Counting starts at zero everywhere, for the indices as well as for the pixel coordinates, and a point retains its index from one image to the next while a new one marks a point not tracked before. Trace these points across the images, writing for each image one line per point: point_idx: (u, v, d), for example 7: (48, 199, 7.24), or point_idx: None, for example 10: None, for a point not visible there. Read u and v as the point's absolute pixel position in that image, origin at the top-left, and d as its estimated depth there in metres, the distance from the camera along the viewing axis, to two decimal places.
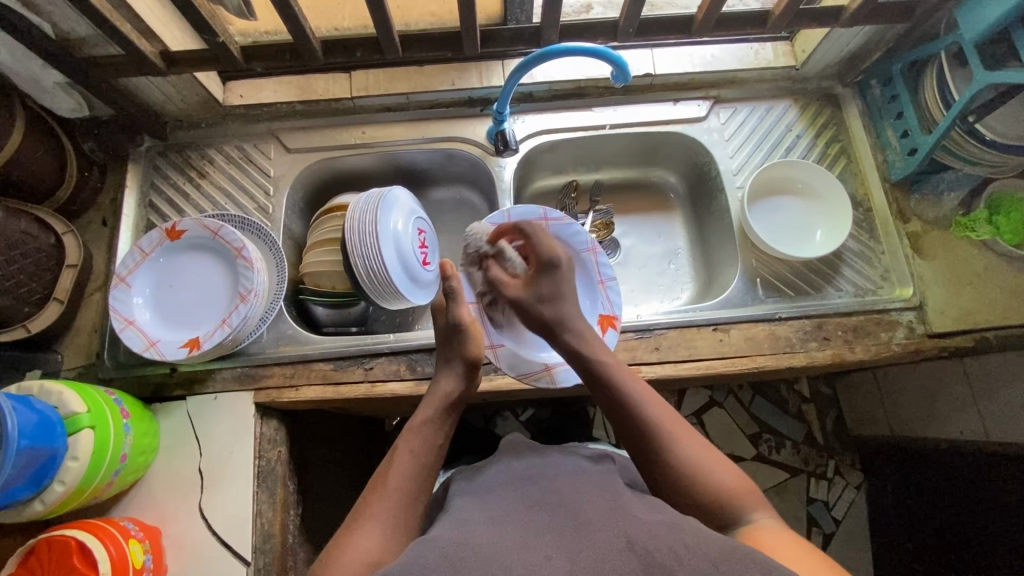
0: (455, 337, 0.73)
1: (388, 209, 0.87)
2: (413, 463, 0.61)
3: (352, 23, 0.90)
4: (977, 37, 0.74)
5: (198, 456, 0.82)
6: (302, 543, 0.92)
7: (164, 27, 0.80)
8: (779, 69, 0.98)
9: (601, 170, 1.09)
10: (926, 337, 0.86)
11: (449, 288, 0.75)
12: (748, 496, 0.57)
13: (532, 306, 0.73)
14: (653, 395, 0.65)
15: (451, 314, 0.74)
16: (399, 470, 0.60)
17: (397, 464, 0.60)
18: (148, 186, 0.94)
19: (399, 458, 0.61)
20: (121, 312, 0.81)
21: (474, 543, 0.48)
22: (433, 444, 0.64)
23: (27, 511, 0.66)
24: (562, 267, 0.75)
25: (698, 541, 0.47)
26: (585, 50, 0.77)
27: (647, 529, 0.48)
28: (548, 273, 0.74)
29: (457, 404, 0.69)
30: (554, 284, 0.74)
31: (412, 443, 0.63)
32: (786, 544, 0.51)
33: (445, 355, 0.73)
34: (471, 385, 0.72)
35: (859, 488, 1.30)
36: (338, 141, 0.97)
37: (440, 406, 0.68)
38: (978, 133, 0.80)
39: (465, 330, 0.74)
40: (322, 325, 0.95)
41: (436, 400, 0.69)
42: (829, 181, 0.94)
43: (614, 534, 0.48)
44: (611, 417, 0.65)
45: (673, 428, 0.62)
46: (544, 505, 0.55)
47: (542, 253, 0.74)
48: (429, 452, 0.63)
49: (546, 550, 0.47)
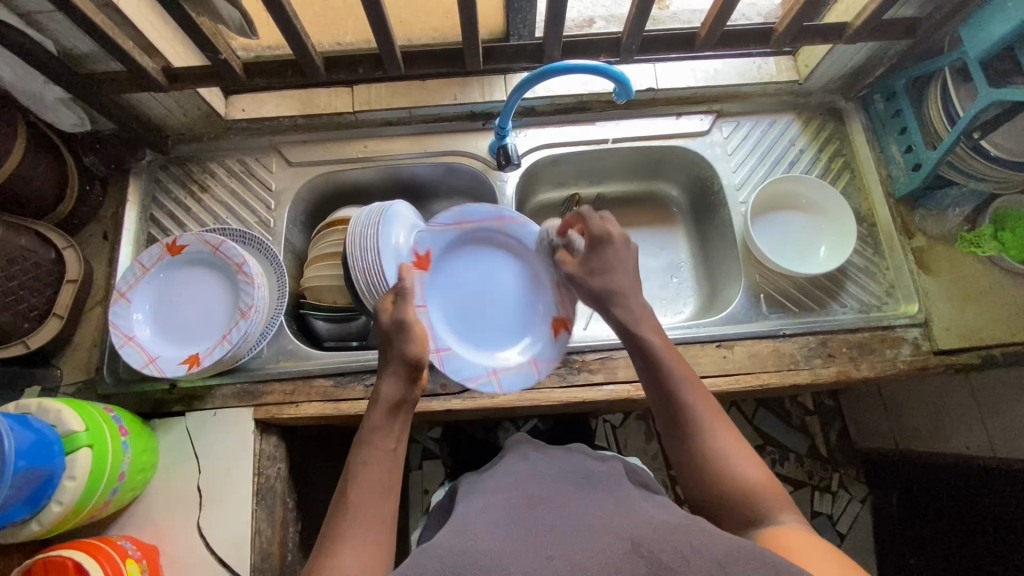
0: (396, 336, 0.68)
1: (389, 225, 0.84)
2: (369, 478, 0.58)
3: (355, 38, 0.90)
4: (981, 53, 0.74)
5: (197, 474, 0.82)
6: (301, 561, 0.91)
7: (167, 43, 0.80)
8: (782, 83, 0.98)
9: (603, 183, 1.08)
10: (932, 354, 0.85)
11: (402, 289, 0.70)
12: (772, 496, 0.55)
13: (584, 280, 0.75)
14: (696, 382, 0.63)
15: (397, 313, 0.69)
16: (357, 487, 0.57)
17: (353, 481, 0.58)
18: (149, 200, 0.94)
19: (356, 474, 0.58)
20: (121, 328, 0.80)
21: (474, 548, 0.47)
22: (387, 452, 0.61)
23: (23, 532, 0.65)
24: (613, 242, 0.74)
25: (702, 539, 0.45)
26: (588, 68, 0.77)
27: (652, 531, 0.47)
28: (597, 250, 0.74)
29: (404, 405, 0.65)
30: (603, 258, 0.74)
31: (366, 457, 0.60)
32: (808, 548, 0.49)
33: (387, 359, 0.67)
34: (414, 383, 0.66)
35: (864, 502, 1.27)
36: (340, 154, 0.97)
37: (386, 411, 0.64)
38: (983, 148, 0.79)
39: (410, 329, 0.68)
40: (322, 339, 0.94)
41: (380, 404, 0.64)
42: (834, 198, 0.93)
43: (617, 537, 0.47)
44: (651, 393, 0.65)
45: (706, 414, 0.61)
46: (549, 506, 0.55)
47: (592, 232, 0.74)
48: (383, 462, 0.60)
49: (547, 551, 0.46)
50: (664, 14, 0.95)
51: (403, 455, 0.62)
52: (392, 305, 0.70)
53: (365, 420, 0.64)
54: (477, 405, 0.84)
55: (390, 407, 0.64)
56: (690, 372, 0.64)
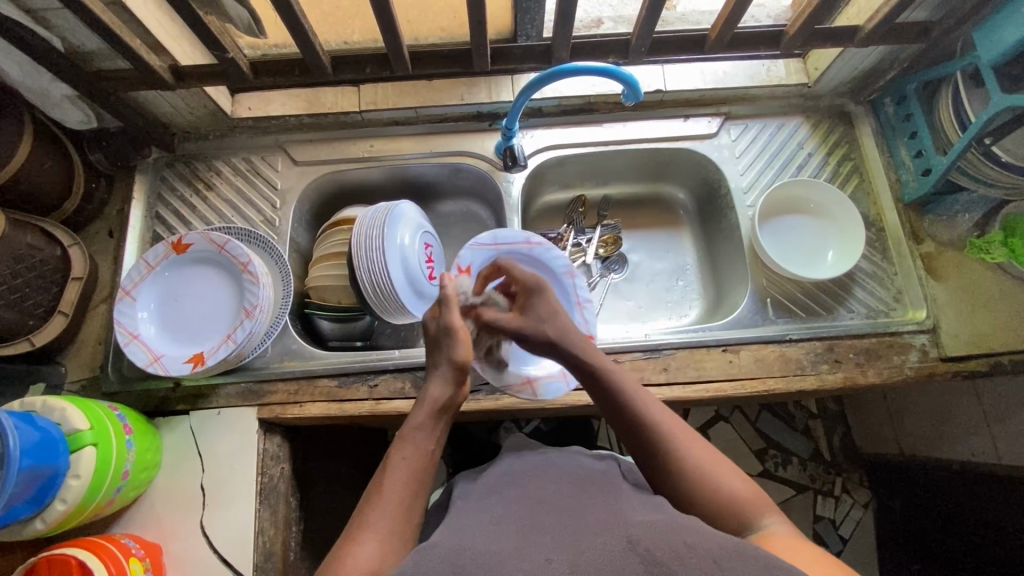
0: (442, 339, 0.68)
1: (394, 224, 0.85)
2: (406, 472, 0.58)
3: (362, 36, 0.89)
4: (995, 59, 0.73)
5: (200, 472, 0.82)
6: (303, 561, 0.90)
7: (174, 41, 0.80)
8: (791, 86, 0.97)
9: (610, 185, 1.08)
10: (940, 361, 0.85)
11: (443, 297, 0.71)
12: (757, 502, 0.55)
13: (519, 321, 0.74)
14: (657, 405, 0.63)
15: (442, 319, 0.70)
16: (393, 481, 0.57)
17: (391, 475, 0.57)
18: (155, 197, 0.94)
19: (394, 468, 0.58)
20: (126, 326, 0.80)
21: (473, 549, 0.47)
22: (426, 451, 0.61)
23: (27, 530, 0.65)
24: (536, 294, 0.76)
25: (700, 541, 0.45)
26: (596, 70, 0.76)
27: (649, 530, 0.47)
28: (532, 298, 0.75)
29: (447, 409, 0.65)
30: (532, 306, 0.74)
31: (405, 451, 0.60)
32: (800, 553, 0.48)
33: (433, 360, 0.68)
34: (459, 389, 0.67)
35: (866, 507, 1.27)
36: (345, 154, 0.97)
37: (430, 412, 0.64)
38: (994, 154, 0.78)
39: (456, 335, 0.68)
40: (327, 339, 0.94)
41: (426, 405, 0.64)
42: (842, 202, 0.92)
43: (615, 537, 0.46)
44: (615, 423, 0.64)
45: (675, 431, 0.60)
46: (548, 507, 0.54)
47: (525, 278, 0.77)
48: (422, 461, 0.59)
49: (544, 551, 0.45)
50: (672, 15, 0.95)
51: (438, 458, 0.62)
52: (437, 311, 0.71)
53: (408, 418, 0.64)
54: (481, 407, 0.84)
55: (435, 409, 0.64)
56: (649, 396, 0.64)
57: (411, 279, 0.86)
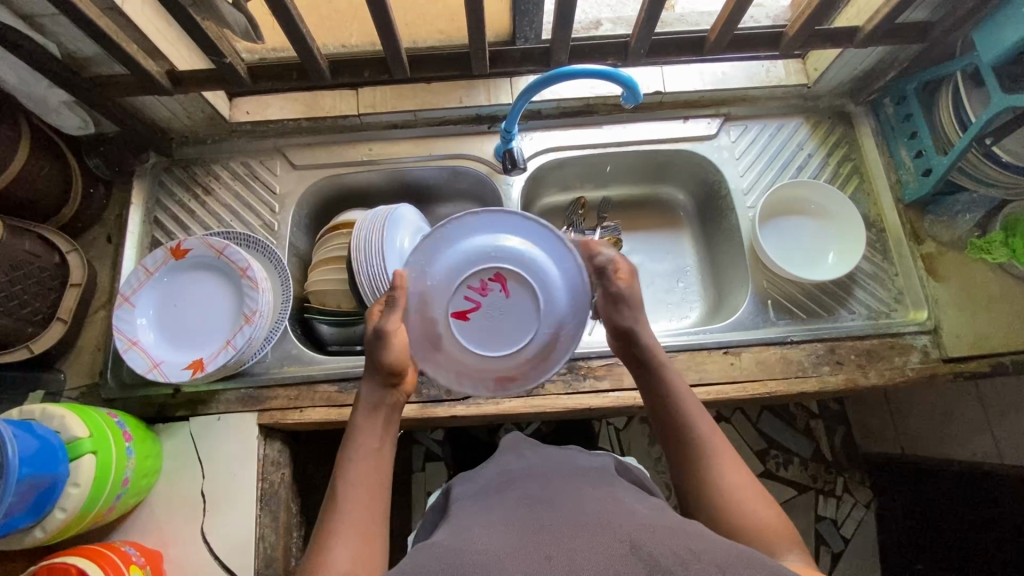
0: (374, 343, 0.66)
1: (394, 226, 0.85)
2: (357, 476, 0.59)
3: (360, 40, 0.89)
4: (994, 59, 0.73)
5: (200, 478, 0.81)
6: (303, 566, 0.90)
7: (172, 46, 0.80)
8: (790, 87, 0.97)
9: (610, 187, 1.08)
10: (941, 361, 0.85)
11: (391, 298, 0.68)
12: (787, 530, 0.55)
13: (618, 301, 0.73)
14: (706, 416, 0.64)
15: (380, 321, 0.66)
16: (344, 487, 0.57)
17: (343, 480, 0.58)
18: (153, 202, 0.94)
19: (343, 472, 0.59)
20: (125, 332, 0.80)
21: (472, 550, 0.47)
22: (373, 451, 0.61)
23: (27, 539, 0.65)
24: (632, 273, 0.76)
25: (702, 545, 0.45)
26: (595, 72, 0.76)
27: (650, 532, 0.47)
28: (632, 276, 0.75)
29: (386, 408, 0.65)
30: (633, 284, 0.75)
31: (351, 455, 0.60)
32: None
33: (366, 365, 0.67)
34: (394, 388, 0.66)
35: (868, 507, 1.24)
36: (344, 158, 0.96)
37: (368, 412, 0.64)
38: (994, 155, 0.78)
39: (389, 336, 0.66)
40: (327, 344, 0.93)
41: (364, 408, 0.65)
42: (842, 203, 0.92)
43: (617, 539, 0.46)
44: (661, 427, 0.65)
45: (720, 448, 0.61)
46: (547, 508, 0.54)
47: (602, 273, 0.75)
48: (370, 461, 0.60)
49: (544, 552, 0.45)
50: (671, 16, 0.94)
51: (387, 456, 0.62)
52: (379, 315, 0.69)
53: (350, 422, 0.64)
54: (482, 411, 0.84)
55: (375, 408, 0.64)
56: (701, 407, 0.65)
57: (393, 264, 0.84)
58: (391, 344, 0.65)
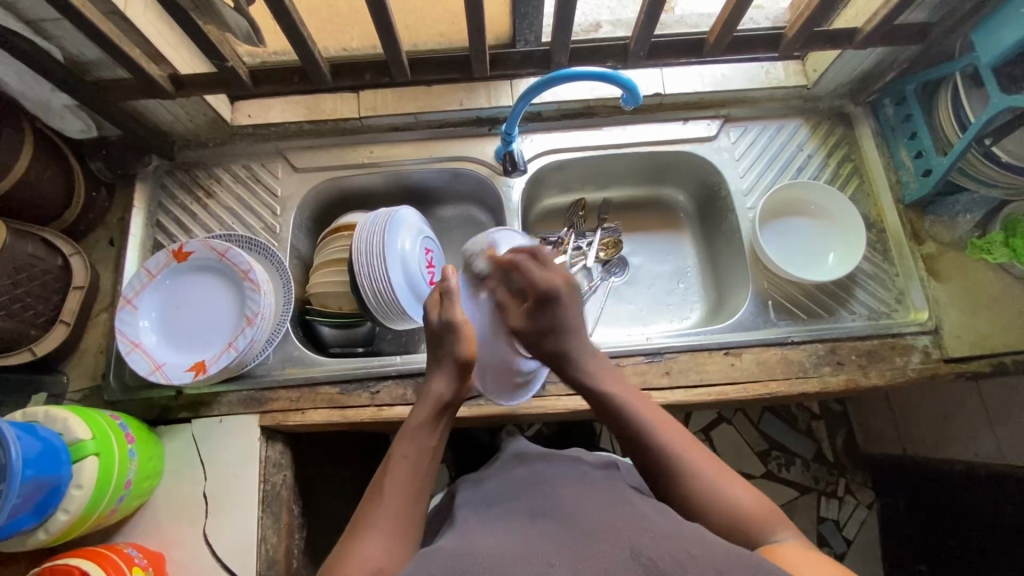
0: (446, 336, 0.69)
1: (395, 230, 0.85)
2: (409, 470, 0.59)
3: (361, 43, 0.89)
4: (993, 60, 0.73)
5: (202, 480, 0.82)
6: (306, 567, 0.90)
7: (174, 51, 0.81)
8: (790, 88, 0.98)
9: (610, 188, 1.08)
10: (942, 362, 0.85)
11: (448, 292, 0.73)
12: (766, 515, 0.55)
13: (536, 341, 0.74)
14: (666, 423, 0.64)
15: (444, 314, 0.70)
16: (394, 478, 0.58)
17: (392, 473, 0.58)
18: (156, 205, 0.94)
19: (395, 465, 0.59)
20: (128, 335, 0.80)
21: (474, 553, 0.47)
22: (428, 447, 0.62)
23: (30, 540, 0.65)
24: (562, 299, 0.74)
25: (702, 550, 0.45)
26: (595, 74, 0.76)
27: (649, 537, 0.47)
28: (547, 308, 0.73)
29: (449, 406, 0.67)
30: (552, 317, 0.73)
31: (408, 450, 0.61)
32: (805, 561, 0.49)
33: (437, 357, 0.70)
34: (463, 384, 0.69)
35: (870, 507, 1.27)
36: (345, 161, 0.97)
37: (433, 407, 0.65)
38: (994, 155, 0.78)
39: (459, 330, 0.69)
40: (328, 346, 0.92)
41: (429, 402, 0.66)
42: (843, 204, 0.92)
43: (617, 544, 0.46)
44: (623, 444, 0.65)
45: (688, 451, 0.60)
46: (548, 513, 0.54)
47: (540, 287, 0.74)
48: (421, 459, 0.60)
49: (546, 556, 0.45)
50: (671, 18, 0.95)
51: (438, 457, 0.63)
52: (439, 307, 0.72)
53: (411, 415, 0.65)
54: (483, 413, 0.84)
55: (435, 404, 0.65)
56: (659, 415, 0.64)
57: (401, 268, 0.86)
58: (467, 339, 0.69)
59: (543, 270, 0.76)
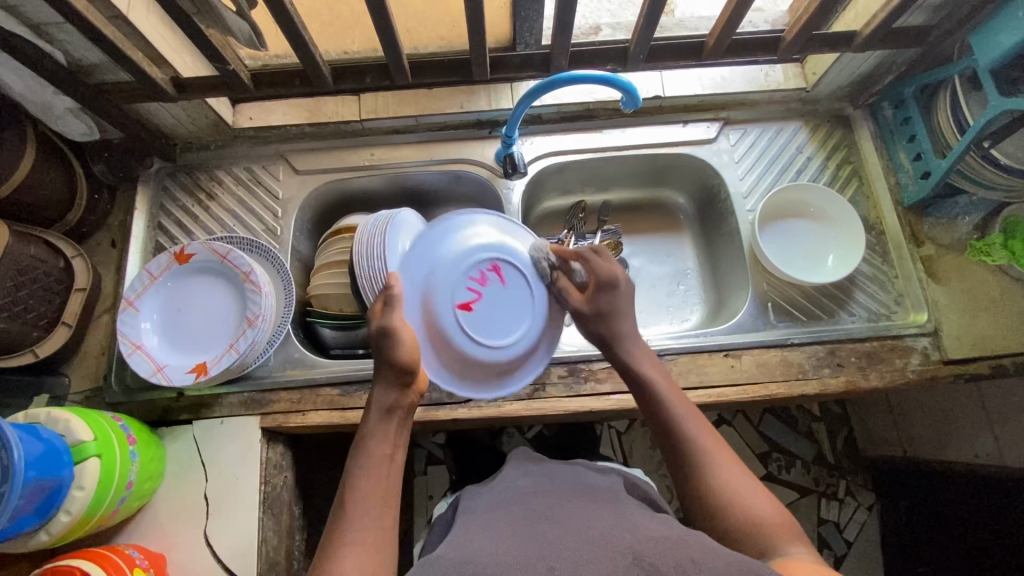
0: (382, 343, 0.66)
1: (395, 232, 0.85)
2: (368, 482, 0.59)
3: (362, 46, 0.90)
4: (991, 63, 0.73)
5: (203, 482, 0.82)
6: (307, 568, 0.90)
7: (176, 54, 0.81)
8: (790, 91, 0.98)
9: (610, 190, 1.08)
10: (941, 363, 0.85)
11: (392, 298, 0.69)
12: (782, 525, 0.56)
13: (590, 321, 0.77)
14: (699, 421, 0.65)
15: (385, 320, 0.67)
16: (354, 494, 0.58)
17: (350, 489, 0.58)
18: (157, 208, 0.94)
19: (354, 480, 0.59)
20: (129, 337, 0.81)
21: (476, 559, 0.47)
22: (384, 455, 0.61)
23: (32, 542, 0.65)
24: (625, 289, 0.77)
25: (703, 555, 0.45)
26: (595, 78, 0.77)
27: (650, 543, 0.47)
28: (608, 292, 0.76)
29: (398, 410, 0.65)
30: (611, 300, 0.76)
31: (363, 461, 0.61)
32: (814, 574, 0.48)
33: (378, 367, 0.66)
34: (408, 389, 0.66)
35: (870, 509, 1.26)
36: (346, 163, 0.97)
37: (379, 415, 0.64)
38: (992, 157, 0.78)
39: (397, 336, 0.66)
40: (329, 347, 0.94)
41: (376, 410, 0.64)
42: (842, 206, 0.93)
43: (619, 549, 0.47)
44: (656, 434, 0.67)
45: (714, 450, 0.62)
46: (550, 521, 0.54)
47: (603, 275, 0.76)
48: (381, 464, 0.60)
49: (549, 562, 0.46)
50: (671, 21, 0.95)
51: (398, 463, 0.63)
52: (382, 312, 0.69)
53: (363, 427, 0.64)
54: (484, 414, 0.84)
55: (382, 412, 0.64)
56: (694, 413, 0.66)
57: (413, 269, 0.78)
58: (404, 344, 0.65)
59: (605, 261, 0.77)
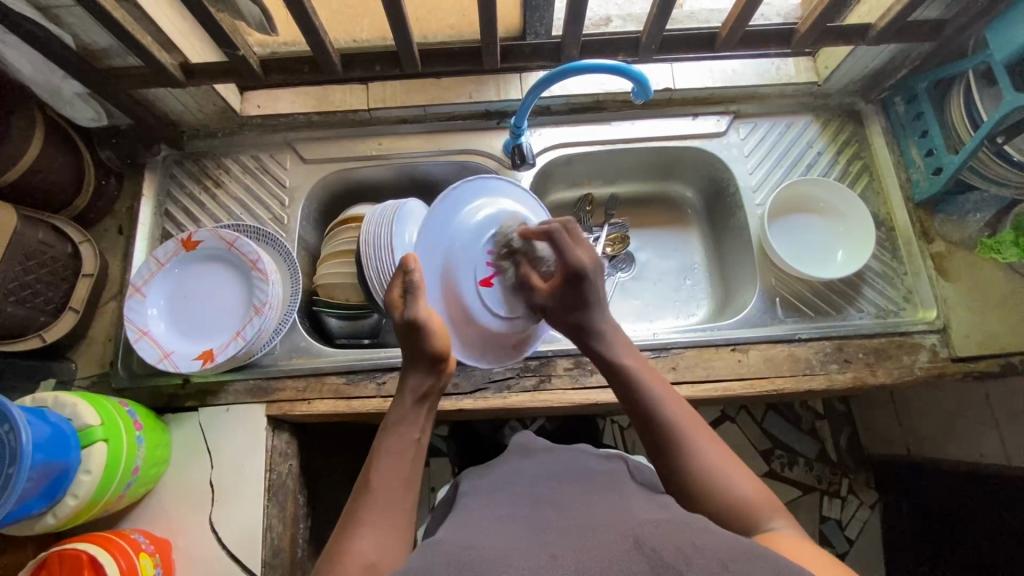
0: (413, 334, 0.66)
1: (402, 222, 0.83)
2: (394, 464, 0.58)
3: (371, 35, 0.89)
4: (1008, 57, 0.72)
5: (209, 468, 0.82)
6: (311, 556, 0.91)
7: (184, 38, 0.81)
8: (801, 85, 0.97)
9: (617, 184, 1.08)
10: (949, 361, 0.84)
11: (411, 287, 0.67)
12: (769, 507, 0.54)
13: (561, 314, 0.73)
14: (675, 400, 0.63)
15: (407, 312, 0.66)
16: (382, 473, 0.57)
17: (378, 466, 0.58)
18: (164, 195, 0.94)
19: (380, 460, 0.58)
20: (136, 322, 0.81)
21: (478, 545, 0.47)
22: (410, 441, 0.61)
23: (38, 524, 0.66)
24: (591, 277, 0.71)
25: (708, 543, 0.45)
26: (607, 67, 0.76)
27: (653, 528, 0.47)
28: (574, 284, 0.71)
29: (429, 395, 0.65)
30: (579, 294, 0.72)
31: (389, 444, 0.60)
32: (803, 554, 0.48)
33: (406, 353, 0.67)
34: (439, 374, 0.66)
35: (873, 508, 1.26)
36: (354, 152, 0.97)
37: (411, 398, 0.64)
38: (1006, 153, 0.77)
39: (425, 327, 0.65)
40: (335, 336, 0.93)
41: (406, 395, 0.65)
42: (852, 201, 0.92)
43: (623, 536, 0.46)
44: (631, 416, 0.64)
45: (694, 430, 0.59)
46: (554, 504, 0.54)
47: (569, 263, 0.71)
48: (408, 448, 0.60)
49: (551, 548, 0.45)
50: (682, 12, 0.94)
51: (423, 447, 0.62)
52: (401, 303, 0.68)
53: (391, 410, 0.64)
54: (489, 406, 0.84)
55: (417, 396, 0.64)
56: (671, 394, 0.63)
57: (430, 245, 0.78)
58: (434, 335, 0.65)
59: (574, 247, 0.72)
